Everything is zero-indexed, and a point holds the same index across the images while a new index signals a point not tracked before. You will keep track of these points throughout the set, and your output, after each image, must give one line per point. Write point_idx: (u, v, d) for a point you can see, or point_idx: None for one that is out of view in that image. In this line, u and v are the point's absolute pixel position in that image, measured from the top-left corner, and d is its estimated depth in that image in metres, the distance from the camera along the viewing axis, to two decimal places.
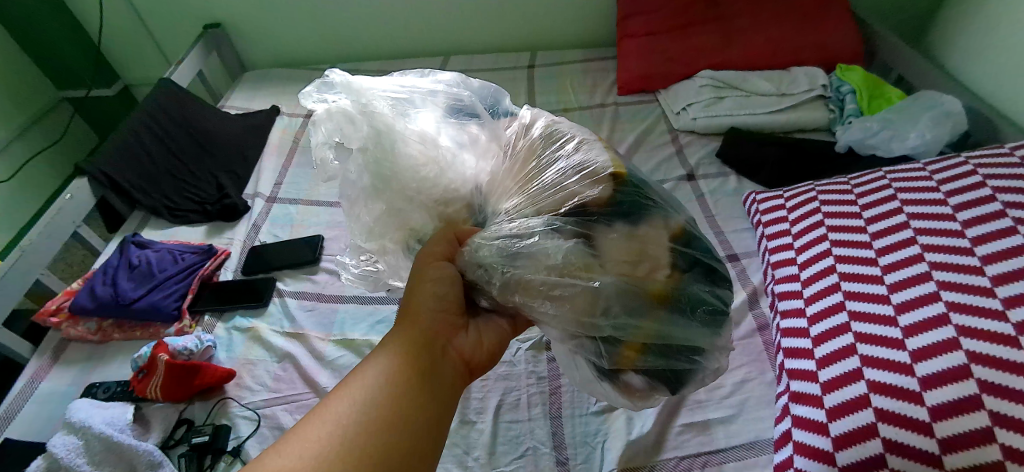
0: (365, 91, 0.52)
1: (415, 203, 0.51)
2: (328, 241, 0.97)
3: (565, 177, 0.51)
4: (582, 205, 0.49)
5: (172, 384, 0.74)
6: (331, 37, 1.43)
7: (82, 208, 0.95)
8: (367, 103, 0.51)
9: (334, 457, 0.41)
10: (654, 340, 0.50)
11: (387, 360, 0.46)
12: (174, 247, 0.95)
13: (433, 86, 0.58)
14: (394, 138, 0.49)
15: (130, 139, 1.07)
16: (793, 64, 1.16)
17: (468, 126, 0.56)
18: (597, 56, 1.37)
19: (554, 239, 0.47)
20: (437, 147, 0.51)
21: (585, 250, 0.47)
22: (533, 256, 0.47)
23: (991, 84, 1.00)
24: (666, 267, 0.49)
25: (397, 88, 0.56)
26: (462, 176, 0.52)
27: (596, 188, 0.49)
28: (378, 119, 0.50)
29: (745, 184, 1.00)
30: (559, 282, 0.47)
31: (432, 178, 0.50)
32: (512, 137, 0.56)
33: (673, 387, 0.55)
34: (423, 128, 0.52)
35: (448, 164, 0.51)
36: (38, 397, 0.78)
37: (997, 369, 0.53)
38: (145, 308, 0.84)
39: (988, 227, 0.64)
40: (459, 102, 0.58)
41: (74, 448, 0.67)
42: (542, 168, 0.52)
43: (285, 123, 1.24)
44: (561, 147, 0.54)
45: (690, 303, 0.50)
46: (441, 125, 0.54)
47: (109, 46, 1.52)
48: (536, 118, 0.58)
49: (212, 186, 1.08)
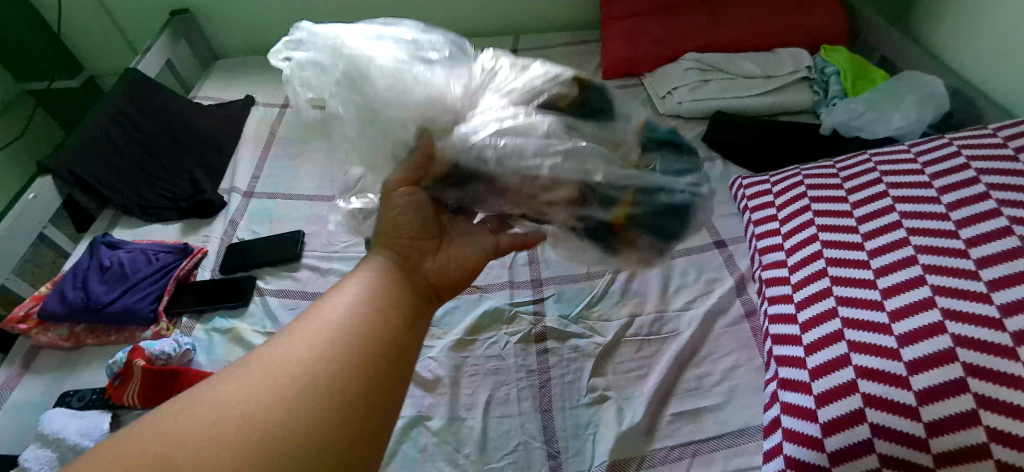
0: (329, 35, 0.55)
1: (392, 107, 0.51)
2: (309, 237, 0.94)
3: (540, 86, 0.57)
4: (554, 101, 0.56)
5: (150, 390, 0.71)
6: (307, 25, 1.39)
7: (47, 208, 0.91)
8: (333, 43, 0.54)
9: (323, 358, 0.38)
10: (645, 194, 0.55)
11: (360, 289, 0.44)
12: (147, 247, 0.91)
13: (401, 30, 0.60)
14: (361, 61, 0.52)
15: (97, 133, 1.02)
16: (778, 46, 1.14)
17: (434, 55, 0.57)
18: (580, 39, 1.34)
19: (535, 117, 0.53)
20: (400, 62, 0.53)
21: (562, 126, 0.53)
22: (521, 130, 0.51)
23: (974, 64, 1.00)
24: (635, 146, 0.57)
25: (363, 30, 0.58)
26: (432, 82, 0.53)
27: (564, 89, 0.57)
28: (345, 52, 0.52)
29: (731, 168, 0.99)
30: (549, 146, 0.51)
31: (399, 82, 0.51)
32: (481, 73, 0.59)
33: (668, 249, 0.60)
34: (391, 54, 0.54)
35: (419, 79, 0.52)
36: (10, 407, 0.75)
37: (983, 353, 0.53)
38: (120, 312, 0.81)
39: (974, 209, 0.64)
40: (425, 41, 0.59)
41: (47, 461, 0.65)
42: (512, 89, 0.57)
43: (260, 114, 1.20)
44: (525, 75, 0.59)
45: (664, 170, 0.58)
46: (408, 51, 0.55)
47: (70, 33, 1.46)
48: (496, 58, 0.62)
49: (186, 181, 1.04)
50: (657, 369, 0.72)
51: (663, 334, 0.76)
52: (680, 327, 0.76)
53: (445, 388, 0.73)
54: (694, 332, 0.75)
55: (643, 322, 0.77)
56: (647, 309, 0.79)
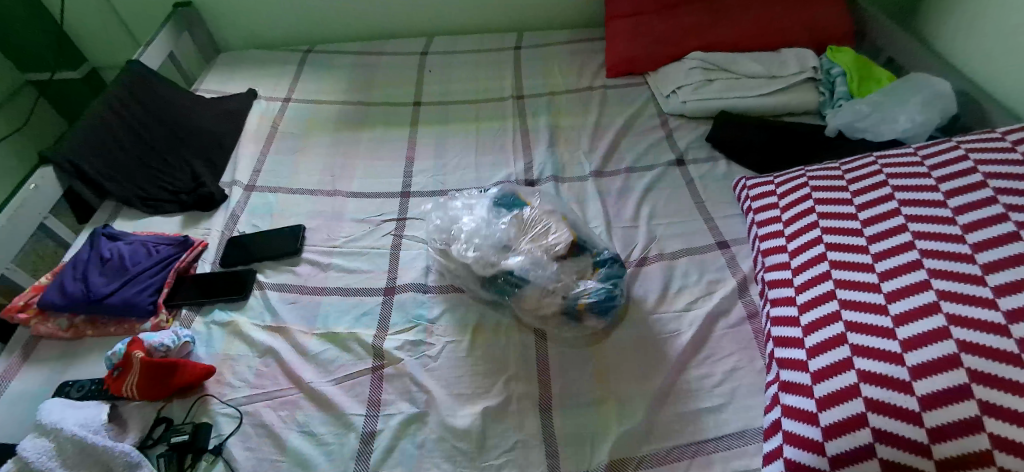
0: (442, 204, 0.89)
1: (476, 253, 0.78)
2: (310, 231, 0.94)
3: (546, 238, 0.78)
4: (555, 252, 0.76)
5: (149, 383, 0.71)
6: (310, 20, 1.38)
7: (47, 198, 0.91)
8: (442, 204, 0.89)
9: None
10: (603, 305, 0.74)
11: None
12: (147, 239, 0.91)
13: (473, 211, 0.84)
14: (454, 220, 0.84)
15: (98, 124, 1.02)
16: (783, 45, 1.14)
17: (495, 225, 0.80)
18: (584, 37, 1.34)
19: (527, 264, 0.75)
20: (477, 217, 0.82)
21: (547, 260, 0.75)
22: (522, 285, 0.75)
23: (981, 66, 0.99)
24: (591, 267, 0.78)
25: (453, 211, 0.86)
26: (493, 229, 0.79)
27: (559, 241, 0.77)
28: (445, 209, 0.87)
29: (734, 169, 0.99)
30: (535, 291, 0.74)
31: (470, 233, 0.80)
32: (524, 218, 0.81)
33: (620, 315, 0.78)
34: (473, 221, 0.82)
35: (491, 253, 0.77)
36: (8, 398, 0.75)
37: (988, 359, 0.52)
38: (119, 304, 0.80)
39: (980, 213, 0.63)
40: (494, 212, 0.83)
41: (47, 450, 0.64)
42: (537, 234, 0.78)
43: (262, 109, 1.20)
44: (549, 223, 0.79)
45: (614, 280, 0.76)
46: (483, 210, 0.84)
47: (73, 24, 1.45)
48: (535, 207, 0.83)
49: (187, 175, 1.04)
50: (658, 370, 0.72)
51: (664, 334, 0.76)
52: (681, 327, 0.76)
53: (444, 385, 0.73)
54: (695, 333, 0.75)
55: (644, 322, 0.77)
56: (648, 309, 0.78)
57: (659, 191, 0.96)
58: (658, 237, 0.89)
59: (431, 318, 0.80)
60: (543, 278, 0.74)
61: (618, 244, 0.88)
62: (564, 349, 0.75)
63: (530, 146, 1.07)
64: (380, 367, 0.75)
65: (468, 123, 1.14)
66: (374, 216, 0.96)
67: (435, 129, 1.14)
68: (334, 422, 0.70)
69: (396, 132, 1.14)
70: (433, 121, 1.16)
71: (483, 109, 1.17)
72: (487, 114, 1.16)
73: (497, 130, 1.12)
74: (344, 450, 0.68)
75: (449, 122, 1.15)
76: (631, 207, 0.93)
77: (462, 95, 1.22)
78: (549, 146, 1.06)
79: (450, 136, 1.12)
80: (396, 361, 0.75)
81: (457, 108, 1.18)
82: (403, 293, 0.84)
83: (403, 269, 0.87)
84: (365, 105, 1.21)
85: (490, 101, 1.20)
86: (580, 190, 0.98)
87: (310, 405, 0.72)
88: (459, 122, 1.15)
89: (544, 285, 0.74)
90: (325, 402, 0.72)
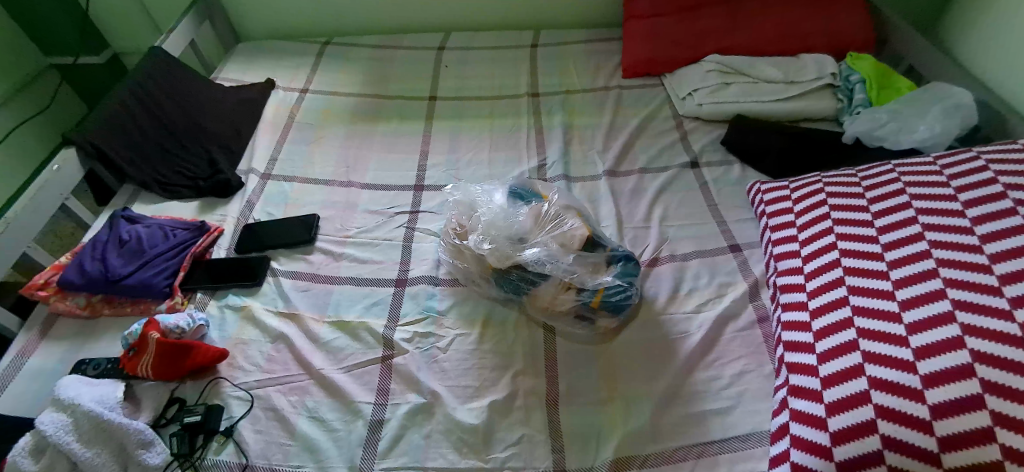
0: (466, 187, 0.91)
1: (489, 233, 0.78)
2: (323, 221, 0.95)
3: (562, 228, 0.78)
4: (570, 245, 0.76)
5: (163, 363, 0.72)
6: (329, 12, 1.39)
7: (70, 180, 0.91)
8: (463, 187, 0.91)
9: None
10: (614, 301, 0.74)
11: None
12: (165, 223, 0.92)
13: (493, 196, 0.85)
14: (472, 202, 0.85)
15: (120, 108, 1.03)
16: (802, 50, 1.13)
17: (516, 211, 0.81)
18: (601, 37, 1.34)
19: (542, 259, 0.75)
20: (495, 207, 0.82)
21: (561, 251, 0.75)
22: (536, 276, 0.75)
23: (1004, 78, 0.98)
24: (604, 265, 0.77)
25: (473, 193, 0.87)
26: (511, 220, 0.79)
27: (577, 233, 0.77)
28: (466, 191, 0.88)
29: (748, 173, 0.98)
30: (547, 284, 0.75)
31: (487, 224, 0.79)
32: (539, 209, 0.80)
33: (631, 316, 0.78)
34: (492, 205, 0.83)
35: (508, 236, 0.77)
36: (26, 373, 0.76)
37: (1001, 370, 0.52)
38: (135, 285, 0.82)
39: (998, 225, 0.63)
40: (514, 199, 0.84)
41: (63, 425, 0.65)
42: (553, 227, 0.79)
43: (280, 98, 1.22)
44: (564, 218, 0.80)
45: (625, 276, 0.76)
46: (502, 198, 0.84)
47: (99, 10, 1.48)
48: (554, 201, 0.83)
49: (204, 161, 1.06)
50: (664, 370, 0.72)
51: (673, 336, 0.76)
52: (690, 329, 0.76)
53: (452, 377, 0.73)
54: (705, 335, 0.75)
55: (652, 323, 0.77)
56: (657, 311, 0.78)
57: (672, 193, 0.96)
58: (669, 239, 0.89)
59: (441, 311, 0.80)
60: (559, 270, 0.74)
61: (629, 244, 0.88)
62: (574, 347, 0.75)
63: (544, 145, 1.08)
64: (389, 357, 0.76)
65: (482, 119, 1.15)
66: (387, 208, 0.97)
67: (449, 124, 1.14)
68: (342, 410, 0.71)
69: (410, 126, 1.14)
70: (447, 116, 1.16)
71: (497, 106, 1.18)
72: (501, 111, 1.17)
73: (511, 127, 1.12)
74: (351, 437, 0.69)
75: (463, 117, 1.16)
76: (643, 208, 0.93)
77: (477, 91, 1.22)
78: (563, 144, 1.07)
79: (464, 132, 1.12)
80: (405, 352, 0.76)
81: (472, 104, 1.19)
82: (414, 285, 0.85)
83: (415, 262, 0.88)
84: (381, 98, 1.22)
85: (505, 98, 1.20)
86: (592, 189, 0.98)
87: (319, 392, 0.73)
88: (474, 118, 1.15)
89: (559, 280, 0.74)
90: (335, 390, 0.73)
